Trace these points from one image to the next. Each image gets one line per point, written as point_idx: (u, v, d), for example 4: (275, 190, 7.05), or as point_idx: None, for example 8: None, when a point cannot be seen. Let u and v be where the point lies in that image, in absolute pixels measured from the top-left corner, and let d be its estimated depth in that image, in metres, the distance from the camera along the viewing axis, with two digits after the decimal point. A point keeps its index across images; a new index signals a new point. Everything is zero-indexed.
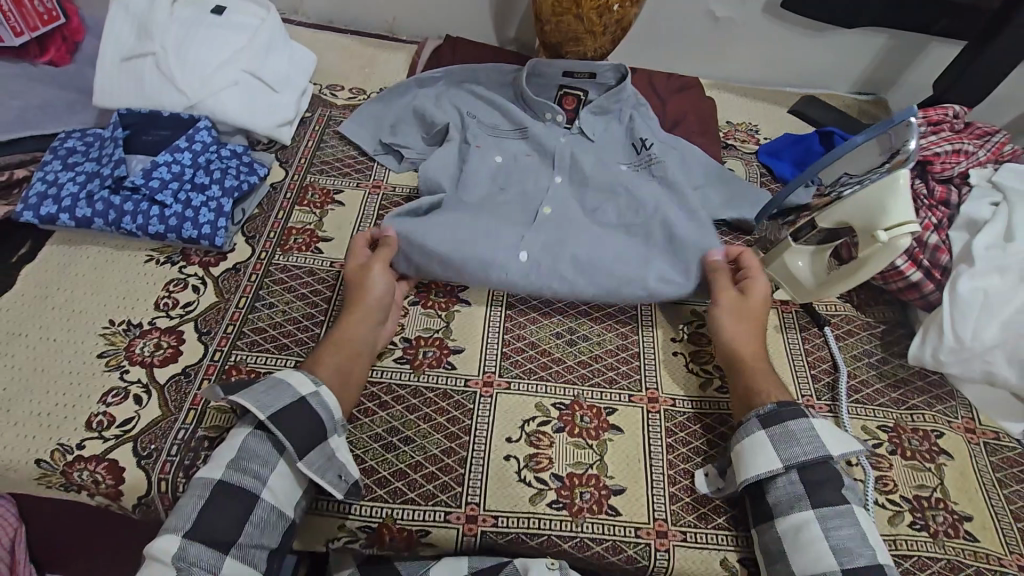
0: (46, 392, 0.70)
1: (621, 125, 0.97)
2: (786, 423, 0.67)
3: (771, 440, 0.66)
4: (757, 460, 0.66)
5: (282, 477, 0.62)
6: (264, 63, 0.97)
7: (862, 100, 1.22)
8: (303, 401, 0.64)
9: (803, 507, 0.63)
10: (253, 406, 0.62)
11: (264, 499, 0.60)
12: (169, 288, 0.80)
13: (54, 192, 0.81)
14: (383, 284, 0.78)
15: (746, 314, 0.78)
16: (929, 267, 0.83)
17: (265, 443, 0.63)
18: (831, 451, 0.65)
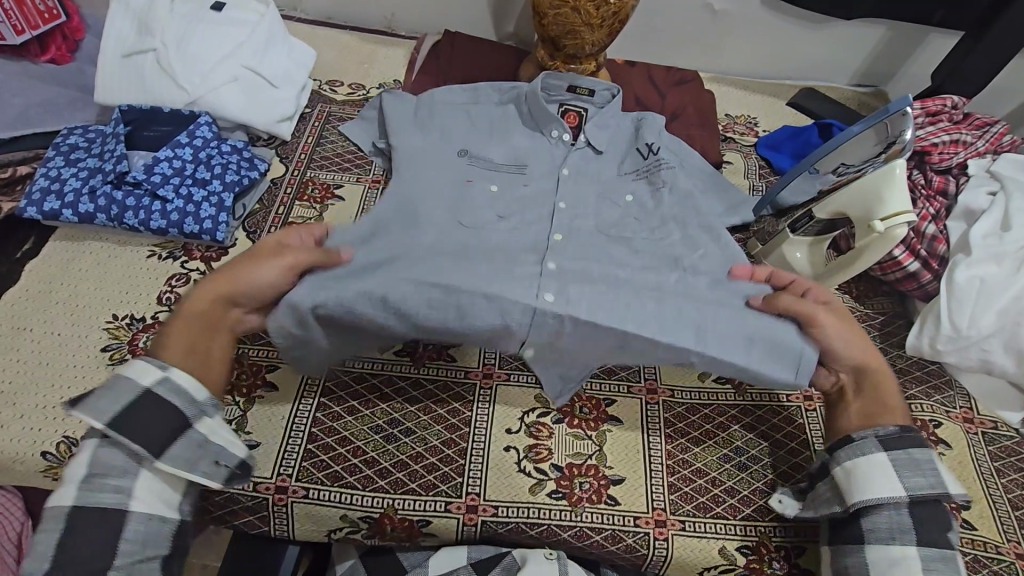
0: (51, 385, 0.71)
1: (625, 133, 0.95)
2: (909, 452, 0.64)
3: (897, 468, 0.62)
4: (879, 485, 0.62)
5: (148, 481, 0.58)
6: (263, 58, 0.98)
7: (862, 93, 1.22)
8: (146, 393, 0.58)
9: (910, 541, 0.60)
10: (86, 416, 0.57)
11: (137, 509, 0.57)
12: (171, 283, 0.81)
13: (57, 188, 0.81)
14: (257, 279, 0.66)
15: (852, 338, 0.70)
16: (927, 256, 0.83)
17: (116, 452, 0.57)
18: (952, 488, 0.63)
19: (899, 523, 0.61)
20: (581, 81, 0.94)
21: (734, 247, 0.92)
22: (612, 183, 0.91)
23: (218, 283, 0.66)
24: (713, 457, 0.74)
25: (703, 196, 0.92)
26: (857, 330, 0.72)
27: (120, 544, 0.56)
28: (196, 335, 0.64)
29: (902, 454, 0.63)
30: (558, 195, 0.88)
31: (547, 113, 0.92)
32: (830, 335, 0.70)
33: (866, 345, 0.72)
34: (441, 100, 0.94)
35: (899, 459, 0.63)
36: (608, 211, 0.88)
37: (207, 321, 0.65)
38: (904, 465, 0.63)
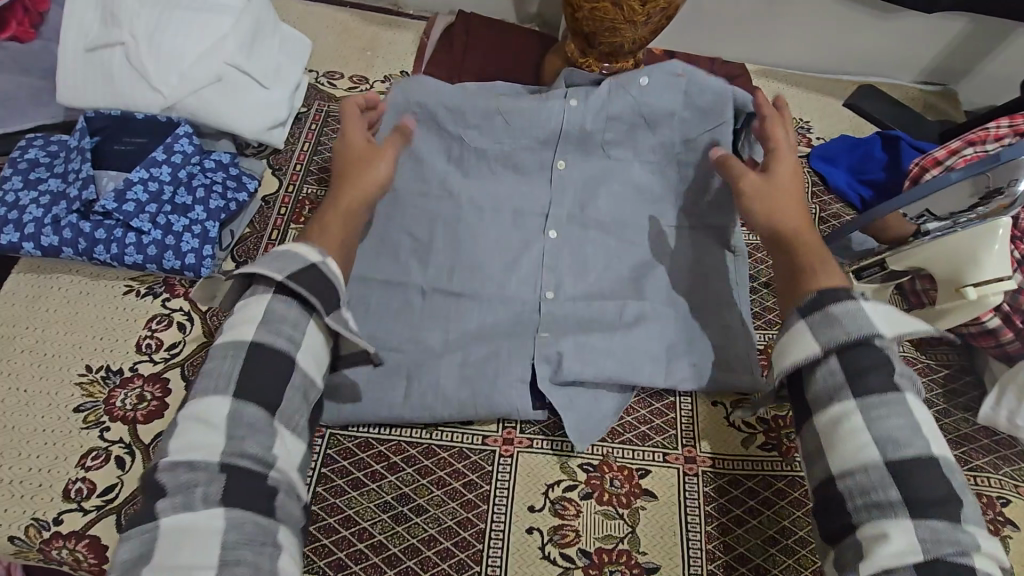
0: (19, 453, 0.63)
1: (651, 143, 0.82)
2: (827, 307, 0.55)
3: (810, 330, 0.54)
4: (791, 349, 0.55)
5: (315, 335, 0.56)
6: (251, 52, 0.84)
7: (928, 92, 1.09)
8: (317, 266, 0.56)
9: (843, 397, 0.52)
10: (267, 269, 0.54)
11: (303, 364, 0.55)
12: (150, 326, 0.72)
13: (15, 216, 0.70)
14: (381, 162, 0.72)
15: (778, 199, 0.69)
16: (1009, 311, 0.73)
17: (293, 306, 0.55)
18: (878, 327, 0.53)
19: (832, 382, 0.53)
20: (623, 75, 0.79)
21: None
22: (623, 211, 0.83)
23: (352, 184, 0.70)
24: (757, 540, 0.67)
25: None
26: (790, 197, 0.69)
27: (285, 391, 0.53)
28: (347, 227, 0.67)
29: (820, 315, 0.54)
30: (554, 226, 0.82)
31: (578, 128, 0.81)
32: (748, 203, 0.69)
33: (800, 214, 0.68)
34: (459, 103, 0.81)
35: (816, 319, 0.55)
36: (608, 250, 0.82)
37: (349, 209, 0.68)
38: (820, 322, 0.54)
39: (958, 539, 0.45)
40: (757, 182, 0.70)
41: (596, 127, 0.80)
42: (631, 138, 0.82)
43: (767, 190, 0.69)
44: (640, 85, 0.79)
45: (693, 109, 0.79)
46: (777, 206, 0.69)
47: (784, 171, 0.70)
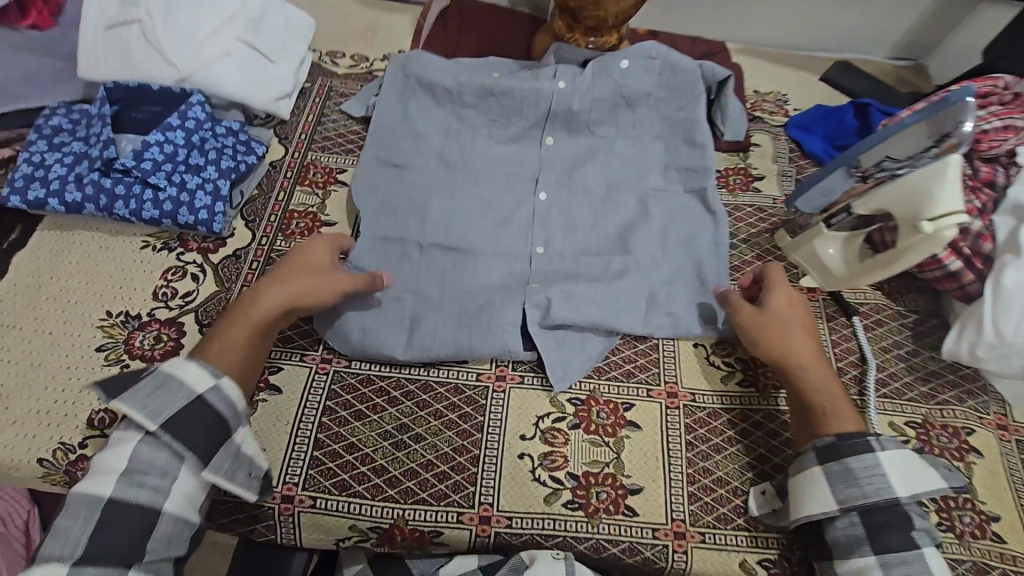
0: (45, 388, 0.68)
1: (630, 112, 0.91)
2: (845, 460, 0.63)
3: (827, 482, 0.63)
4: (808, 502, 0.63)
5: (186, 482, 0.59)
6: (259, 30, 0.90)
7: (901, 67, 1.14)
8: (203, 400, 0.60)
9: (864, 552, 0.60)
10: (138, 412, 0.58)
11: (170, 510, 0.58)
12: (166, 277, 0.77)
13: (41, 174, 0.76)
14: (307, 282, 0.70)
15: (785, 334, 0.72)
16: (970, 256, 0.77)
17: (160, 451, 0.58)
18: (897, 491, 0.61)
19: (853, 534, 0.61)
20: (605, 60, 0.89)
21: (761, 238, 0.90)
22: (606, 170, 0.90)
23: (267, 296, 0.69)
24: (735, 465, 0.71)
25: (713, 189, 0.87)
26: (799, 320, 0.73)
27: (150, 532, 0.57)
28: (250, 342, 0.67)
29: (838, 467, 0.63)
30: (539, 182, 0.88)
31: (566, 107, 0.89)
32: (762, 320, 0.73)
33: (806, 328, 0.73)
34: (460, 83, 0.89)
35: (833, 470, 0.63)
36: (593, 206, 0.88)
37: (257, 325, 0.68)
38: (837, 476, 0.63)
39: None
40: (763, 320, 0.73)
41: (582, 106, 0.89)
42: (613, 116, 0.91)
43: (776, 322, 0.72)
44: (620, 68, 0.89)
45: (665, 88, 0.90)
46: (787, 340, 0.71)
47: (787, 299, 0.74)
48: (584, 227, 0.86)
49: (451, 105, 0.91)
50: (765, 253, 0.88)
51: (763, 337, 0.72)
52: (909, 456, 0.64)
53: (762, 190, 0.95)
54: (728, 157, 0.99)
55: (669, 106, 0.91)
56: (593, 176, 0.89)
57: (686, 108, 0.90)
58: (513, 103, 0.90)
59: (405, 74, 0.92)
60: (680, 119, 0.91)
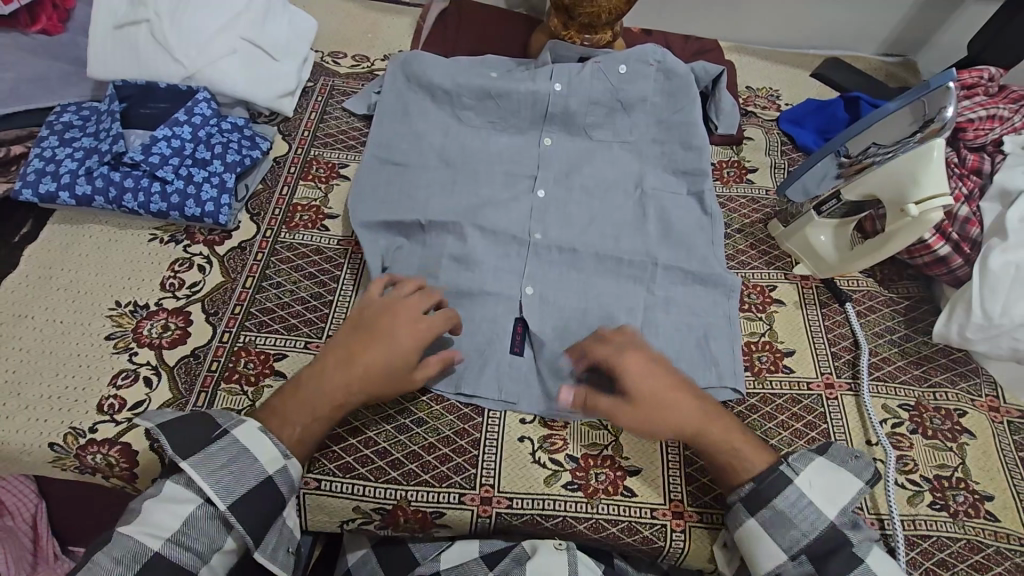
0: (57, 375, 0.69)
1: (626, 116, 0.93)
2: (773, 503, 0.63)
3: (766, 526, 0.62)
4: (758, 551, 0.62)
5: (227, 554, 0.60)
6: (263, 29, 0.93)
7: (890, 63, 1.17)
8: (270, 482, 0.60)
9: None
10: (207, 482, 0.58)
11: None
12: (174, 268, 0.79)
13: (53, 169, 0.78)
14: (380, 362, 0.64)
15: (661, 408, 0.65)
16: (958, 240, 0.80)
17: (212, 522, 0.59)
18: (828, 514, 0.62)
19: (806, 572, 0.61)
20: (603, 62, 0.92)
21: (755, 228, 0.92)
22: (604, 170, 0.91)
23: (339, 368, 0.64)
24: None
25: (705, 186, 0.89)
26: (668, 386, 0.66)
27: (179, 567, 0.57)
28: (311, 421, 0.64)
29: (767, 511, 0.62)
30: (538, 180, 0.90)
31: (563, 108, 0.92)
32: (636, 417, 0.65)
33: (682, 398, 0.66)
34: (459, 85, 0.92)
35: (768, 516, 0.62)
36: (588, 204, 0.89)
37: (316, 399, 0.64)
38: (775, 519, 0.62)
39: None
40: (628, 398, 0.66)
41: (580, 107, 0.92)
42: (610, 119, 0.93)
43: (653, 404, 0.65)
44: (618, 73, 0.92)
45: (662, 94, 0.92)
46: (667, 418, 0.65)
47: (639, 373, 0.66)
48: (581, 221, 0.87)
49: (451, 107, 0.93)
50: (758, 242, 0.90)
51: (648, 425, 0.65)
52: (822, 476, 0.64)
53: (755, 182, 0.97)
54: (721, 151, 1.01)
55: (665, 111, 0.92)
56: (589, 171, 0.91)
57: (683, 112, 0.92)
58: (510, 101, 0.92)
59: (406, 75, 0.94)
60: (677, 123, 0.92)
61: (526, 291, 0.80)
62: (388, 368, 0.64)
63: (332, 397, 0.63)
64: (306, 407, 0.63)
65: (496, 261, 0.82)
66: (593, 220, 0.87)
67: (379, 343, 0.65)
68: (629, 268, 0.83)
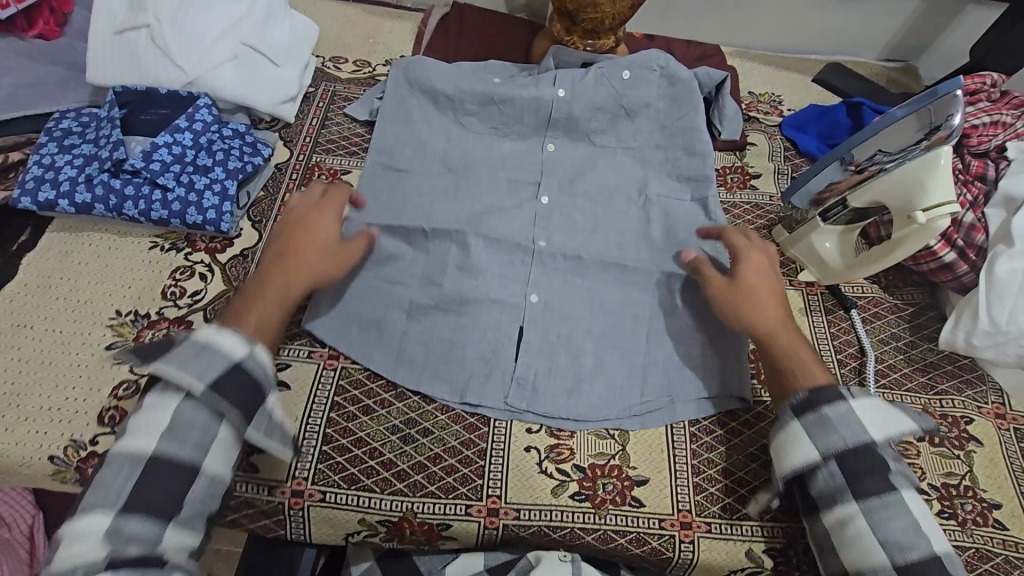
0: (56, 385, 0.68)
1: (630, 122, 0.92)
2: (820, 410, 0.63)
3: (807, 431, 0.63)
4: (792, 453, 0.63)
5: (225, 441, 0.59)
6: (264, 34, 0.92)
7: (890, 68, 1.17)
8: (237, 365, 0.59)
9: (846, 502, 0.60)
10: (176, 372, 0.57)
11: (206, 469, 0.58)
12: (175, 276, 0.78)
13: (52, 176, 0.77)
14: (326, 237, 0.72)
15: (762, 300, 0.72)
16: (963, 247, 0.79)
17: (199, 411, 0.58)
18: (874, 434, 0.62)
19: (833, 484, 0.61)
20: (607, 67, 0.92)
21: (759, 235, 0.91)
22: (609, 177, 0.91)
23: (294, 262, 0.70)
24: (739, 455, 0.72)
25: (709, 192, 0.89)
26: (770, 289, 0.74)
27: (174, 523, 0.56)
28: (266, 311, 0.66)
29: (815, 417, 0.63)
30: (541, 187, 0.89)
31: (567, 113, 0.91)
32: (738, 298, 0.73)
33: (782, 306, 0.73)
34: (461, 91, 0.92)
35: (810, 421, 0.63)
36: (591, 211, 0.88)
37: (286, 292, 0.68)
38: (814, 426, 0.63)
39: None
40: (732, 281, 0.74)
41: (583, 114, 0.91)
42: (614, 126, 0.92)
43: (744, 289, 0.73)
44: (622, 79, 0.91)
45: (665, 101, 0.93)
46: (766, 306, 0.72)
47: (755, 265, 0.75)
48: (584, 228, 0.86)
49: (454, 114, 0.93)
50: None
51: (742, 307, 0.72)
52: (875, 401, 0.64)
53: (758, 188, 0.97)
54: (724, 156, 1.01)
55: (669, 117, 0.92)
56: (593, 178, 0.90)
57: (686, 119, 0.92)
58: (513, 107, 0.92)
59: (408, 80, 0.94)
60: (680, 129, 0.92)
61: (531, 298, 0.80)
62: (330, 242, 0.72)
63: (280, 283, 0.68)
64: (263, 299, 0.67)
65: (500, 269, 0.81)
66: (596, 227, 0.87)
67: (319, 226, 0.73)
68: (634, 276, 0.82)
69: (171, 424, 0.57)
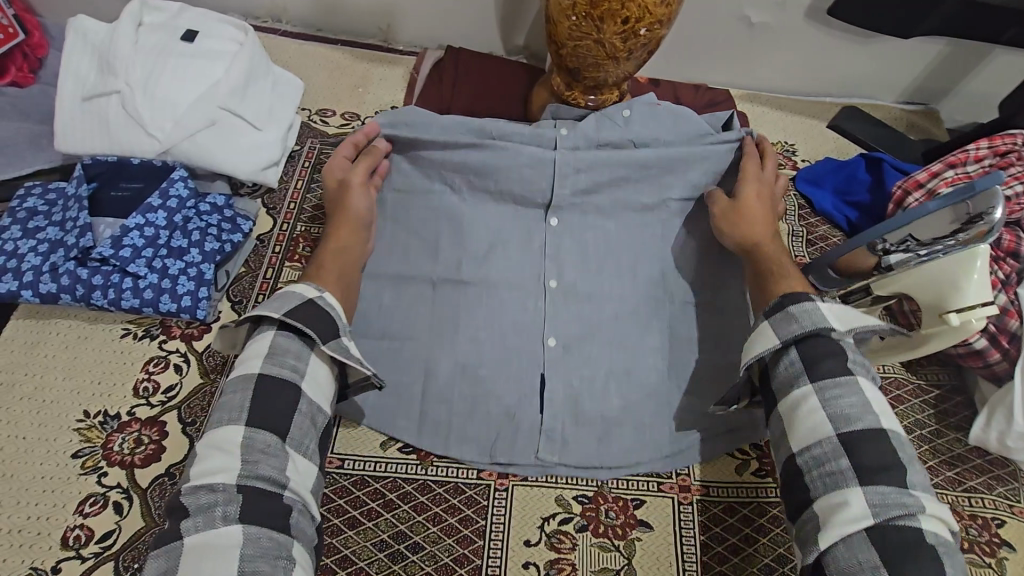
0: (16, 503, 0.63)
1: (641, 157, 0.81)
2: (786, 307, 0.61)
3: (772, 327, 0.61)
4: (756, 344, 0.61)
5: (319, 367, 0.61)
6: (243, 95, 0.86)
7: (910, 112, 1.12)
8: (315, 301, 0.62)
9: (801, 382, 0.57)
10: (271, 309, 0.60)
11: (307, 393, 0.59)
12: (147, 369, 0.73)
13: (14, 265, 0.72)
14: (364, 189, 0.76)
15: (748, 220, 0.74)
16: (995, 332, 0.74)
17: (294, 338, 0.60)
18: (831, 322, 0.59)
19: (792, 370, 0.59)
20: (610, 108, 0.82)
21: None
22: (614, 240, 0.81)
23: (344, 221, 0.74)
24: (753, 568, 0.69)
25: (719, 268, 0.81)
26: (762, 213, 0.74)
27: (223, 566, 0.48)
28: (342, 268, 0.72)
29: (781, 315, 0.61)
30: (547, 262, 0.79)
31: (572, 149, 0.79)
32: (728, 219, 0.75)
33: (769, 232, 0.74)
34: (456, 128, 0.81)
35: (777, 320, 0.61)
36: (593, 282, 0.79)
37: (347, 253, 0.73)
38: (780, 322, 0.60)
39: (905, 502, 0.49)
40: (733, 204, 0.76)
41: (588, 148, 0.79)
42: (623, 161, 0.81)
43: (741, 211, 0.75)
44: (624, 117, 0.81)
45: (677, 138, 0.81)
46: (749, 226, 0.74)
47: (754, 189, 0.76)
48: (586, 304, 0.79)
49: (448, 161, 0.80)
50: None
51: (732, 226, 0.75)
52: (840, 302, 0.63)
53: None
54: None
55: (681, 150, 0.81)
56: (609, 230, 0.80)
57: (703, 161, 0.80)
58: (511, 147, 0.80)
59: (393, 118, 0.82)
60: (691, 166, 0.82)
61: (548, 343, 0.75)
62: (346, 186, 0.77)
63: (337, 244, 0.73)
64: (335, 261, 0.72)
65: (496, 354, 0.75)
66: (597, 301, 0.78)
67: (358, 176, 0.76)
68: (640, 360, 0.76)
69: (272, 348, 0.59)
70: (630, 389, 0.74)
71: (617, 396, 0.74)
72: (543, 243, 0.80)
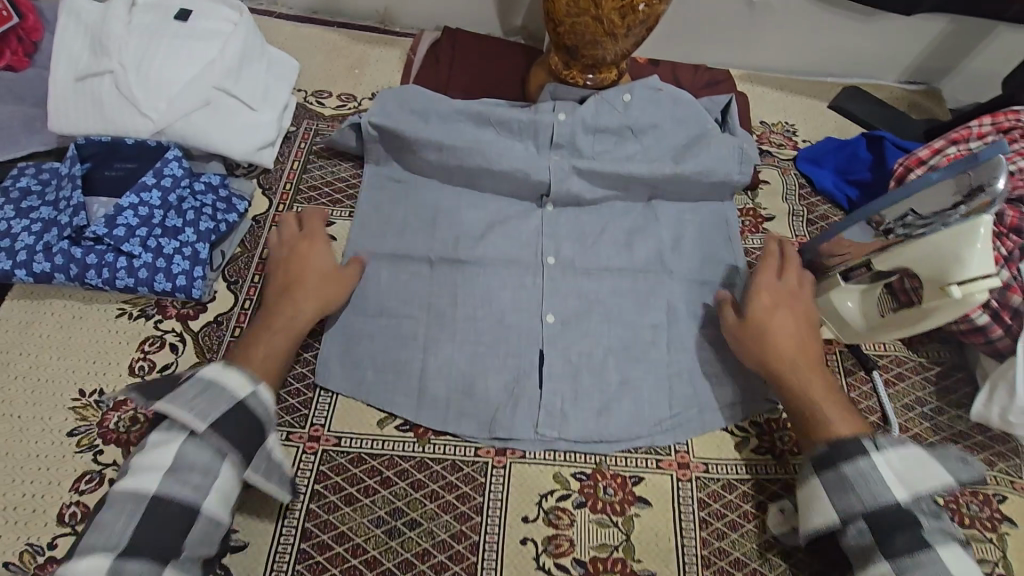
0: (11, 480, 0.63)
1: (637, 143, 0.81)
2: (840, 467, 0.58)
3: (830, 495, 0.58)
4: (810, 514, 0.59)
5: (227, 479, 0.56)
6: (239, 77, 0.85)
7: (912, 91, 1.11)
8: (245, 404, 0.58)
9: (876, 559, 0.54)
10: (179, 410, 0.55)
11: (208, 509, 0.55)
12: (143, 348, 0.72)
13: (8, 244, 0.72)
14: (328, 257, 0.74)
15: (770, 330, 0.68)
16: (998, 308, 0.73)
17: (205, 449, 0.56)
18: (898, 495, 0.56)
19: (864, 542, 0.56)
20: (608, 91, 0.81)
21: None
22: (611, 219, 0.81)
23: (294, 297, 0.70)
24: (753, 543, 0.68)
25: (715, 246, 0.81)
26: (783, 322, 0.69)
27: None
28: (271, 352, 0.66)
29: (834, 475, 0.58)
30: (547, 244, 0.79)
31: (569, 137, 0.80)
32: (750, 342, 0.69)
33: (799, 346, 0.68)
34: (457, 112, 0.81)
35: (832, 479, 0.58)
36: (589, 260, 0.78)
37: (284, 332, 0.67)
38: (836, 485, 0.58)
39: None
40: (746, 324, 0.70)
41: (585, 137, 0.80)
42: (619, 148, 0.81)
43: (756, 328, 0.69)
44: (624, 101, 0.81)
45: (673, 121, 0.82)
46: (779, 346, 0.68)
47: (768, 300, 0.71)
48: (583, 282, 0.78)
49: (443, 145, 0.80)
50: None
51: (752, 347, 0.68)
52: (908, 452, 0.58)
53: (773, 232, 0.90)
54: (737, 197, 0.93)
55: (677, 137, 0.82)
56: None
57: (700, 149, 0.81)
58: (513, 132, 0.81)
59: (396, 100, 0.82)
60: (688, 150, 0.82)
61: (547, 319, 0.75)
62: (324, 265, 0.73)
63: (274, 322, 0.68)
64: (271, 338, 0.67)
65: (494, 333, 0.74)
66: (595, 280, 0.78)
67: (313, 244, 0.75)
68: (638, 337, 0.75)
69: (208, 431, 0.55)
70: (629, 367, 0.74)
71: (614, 374, 0.73)
72: (541, 223, 0.80)
